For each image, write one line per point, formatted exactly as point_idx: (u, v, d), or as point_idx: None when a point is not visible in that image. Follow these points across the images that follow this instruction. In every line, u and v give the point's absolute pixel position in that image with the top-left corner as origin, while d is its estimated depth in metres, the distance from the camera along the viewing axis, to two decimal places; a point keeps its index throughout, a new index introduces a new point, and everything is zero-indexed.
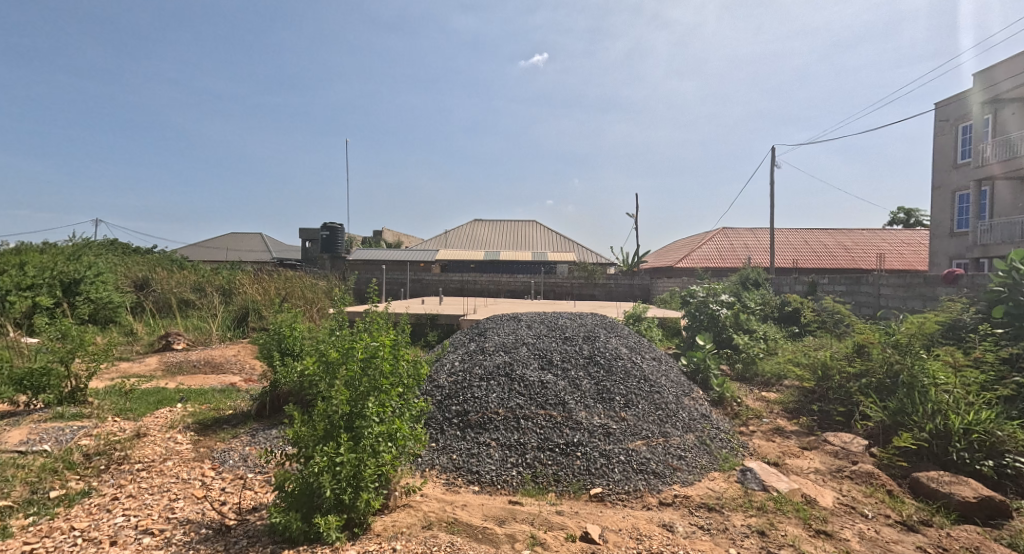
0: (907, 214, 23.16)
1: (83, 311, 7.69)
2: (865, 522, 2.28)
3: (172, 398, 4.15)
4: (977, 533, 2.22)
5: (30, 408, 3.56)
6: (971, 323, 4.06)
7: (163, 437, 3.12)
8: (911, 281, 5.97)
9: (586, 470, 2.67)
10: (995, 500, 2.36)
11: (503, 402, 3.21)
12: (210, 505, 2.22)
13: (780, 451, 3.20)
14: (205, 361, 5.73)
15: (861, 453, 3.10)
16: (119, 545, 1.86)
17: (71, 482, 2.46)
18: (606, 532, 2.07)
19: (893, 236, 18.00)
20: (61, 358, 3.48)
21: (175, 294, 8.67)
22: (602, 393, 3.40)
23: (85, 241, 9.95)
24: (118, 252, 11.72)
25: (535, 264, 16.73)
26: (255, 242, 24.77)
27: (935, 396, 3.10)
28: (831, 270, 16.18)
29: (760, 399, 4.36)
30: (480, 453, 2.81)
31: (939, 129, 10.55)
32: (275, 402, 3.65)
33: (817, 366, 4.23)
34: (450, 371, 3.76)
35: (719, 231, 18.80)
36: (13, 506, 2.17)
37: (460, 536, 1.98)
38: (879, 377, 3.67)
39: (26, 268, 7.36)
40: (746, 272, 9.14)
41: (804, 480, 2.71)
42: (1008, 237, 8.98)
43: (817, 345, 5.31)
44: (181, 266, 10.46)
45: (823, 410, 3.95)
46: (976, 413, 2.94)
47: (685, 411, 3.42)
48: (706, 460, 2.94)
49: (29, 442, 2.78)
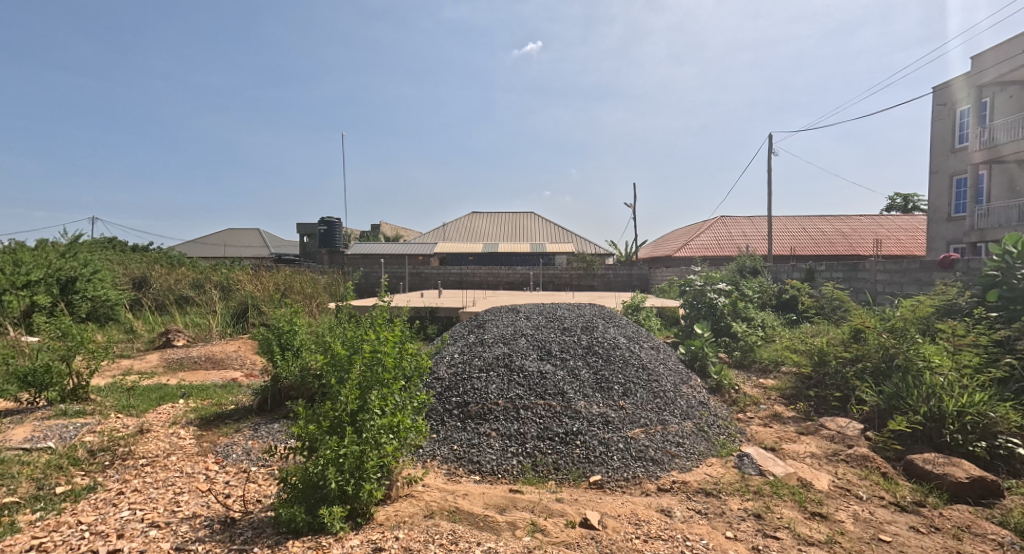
0: (904, 199, 23.13)
1: (81, 309, 7.68)
2: (859, 504, 2.32)
3: (174, 394, 4.18)
4: (969, 513, 2.27)
5: (32, 406, 3.58)
6: (966, 307, 4.10)
7: (166, 432, 3.15)
8: (908, 266, 6.01)
9: (586, 459, 2.70)
10: (987, 479, 2.40)
11: (503, 393, 3.24)
12: (215, 498, 2.25)
13: (776, 436, 3.24)
14: (205, 357, 5.75)
15: (856, 437, 3.15)
16: (127, 538, 1.89)
17: (77, 477, 2.49)
18: (605, 518, 2.11)
19: (892, 222, 18.04)
20: (63, 355, 3.50)
21: (174, 291, 8.67)
22: (601, 383, 3.43)
23: (80, 239, 9.89)
24: (115, 250, 11.65)
25: (534, 256, 16.74)
26: (253, 238, 24.69)
27: (929, 379, 3.15)
28: (829, 257, 16.22)
29: (758, 386, 4.40)
30: (481, 443, 2.85)
31: (937, 113, 10.49)
32: (276, 396, 3.68)
33: (813, 352, 4.25)
34: (450, 362, 3.79)
35: (717, 220, 18.81)
36: (19, 502, 2.20)
37: (461, 524, 2.02)
38: (875, 361, 3.71)
39: (22, 267, 7.32)
40: (743, 260, 9.17)
41: (801, 464, 2.76)
42: (1004, 222, 9.02)
43: (814, 331, 5.36)
44: (178, 263, 10.42)
45: (820, 395, 3.98)
46: (969, 396, 2.98)
47: (683, 398, 3.46)
48: (703, 446, 2.98)
49: (32, 440, 2.80)
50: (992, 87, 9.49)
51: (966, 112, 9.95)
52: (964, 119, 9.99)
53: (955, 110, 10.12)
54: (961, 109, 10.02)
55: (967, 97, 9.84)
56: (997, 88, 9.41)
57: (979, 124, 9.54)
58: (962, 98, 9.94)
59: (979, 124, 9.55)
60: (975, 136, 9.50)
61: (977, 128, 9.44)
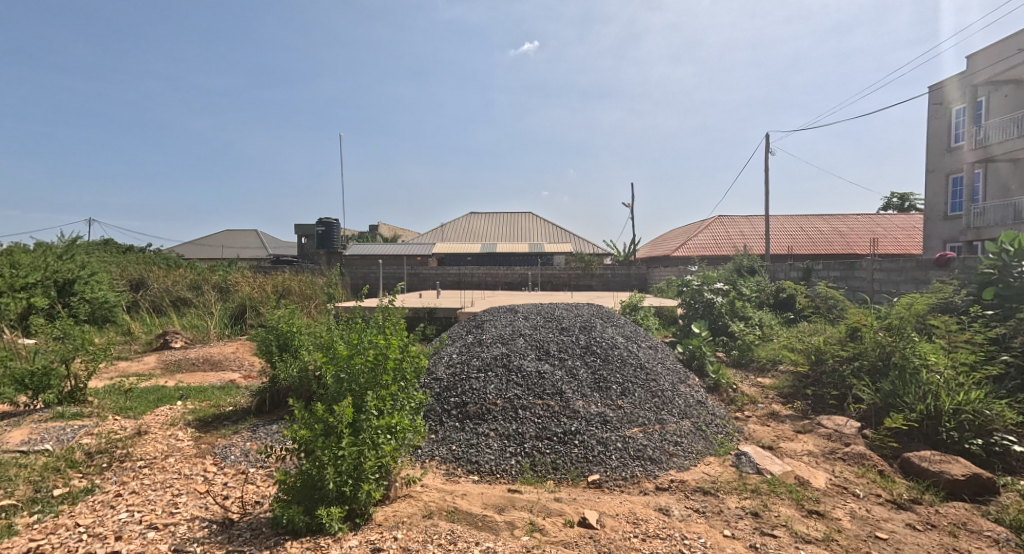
0: (901, 198, 23.18)
1: (79, 311, 7.68)
2: (856, 502, 2.33)
3: (172, 396, 4.17)
4: (965, 510, 2.28)
5: (30, 408, 3.58)
6: (962, 305, 4.11)
7: (164, 434, 3.15)
8: (903, 265, 6.04)
9: (584, 458, 2.71)
10: (983, 477, 2.42)
11: (501, 392, 3.25)
12: (213, 500, 2.25)
13: (774, 434, 3.25)
14: (204, 359, 5.74)
15: (854, 435, 3.16)
16: (125, 540, 1.89)
17: (74, 480, 2.48)
18: (604, 518, 2.11)
19: (887, 220, 18.13)
20: (61, 357, 3.50)
21: (171, 293, 8.65)
22: (600, 382, 3.44)
23: (76, 241, 9.86)
24: (112, 252, 11.63)
25: (532, 256, 16.75)
26: (251, 239, 24.64)
27: (925, 377, 3.16)
28: (827, 255, 16.27)
29: (756, 385, 4.42)
30: (479, 443, 2.85)
31: (932, 113, 10.56)
32: (274, 398, 3.68)
33: (810, 351, 4.26)
34: (449, 362, 3.80)
35: (715, 220, 18.87)
36: (17, 505, 2.19)
37: (460, 524, 2.02)
38: (872, 360, 3.72)
39: (19, 269, 7.31)
40: (740, 260, 9.20)
41: (799, 463, 2.77)
42: (1001, 220, 9.05)
43: (811, 330, 5.38)
44: (175, 264, 10.40)
45: (817, 393, 4.00)
46: (965, 393, 2.99)
47: (681, 398, 3.47)
48: (701, 445, 2.99)
49: (30, 442, 2.79)
50: (986, 87, 9.54)
51: (961, 111, 10.00)
52: (959, 119, 10.04)
53: (951, 110, 10.18)
54: (956, 108, 10.07)
55: (962, 96, 9.90)
56: (992, 88, 9.47)
57: (975, 123, 9.59)
58: (957, 97, 10.00)
59: (974, 124, 9.60)
60: (970, 135, 9.55)
61: (971, 128, 9.49)
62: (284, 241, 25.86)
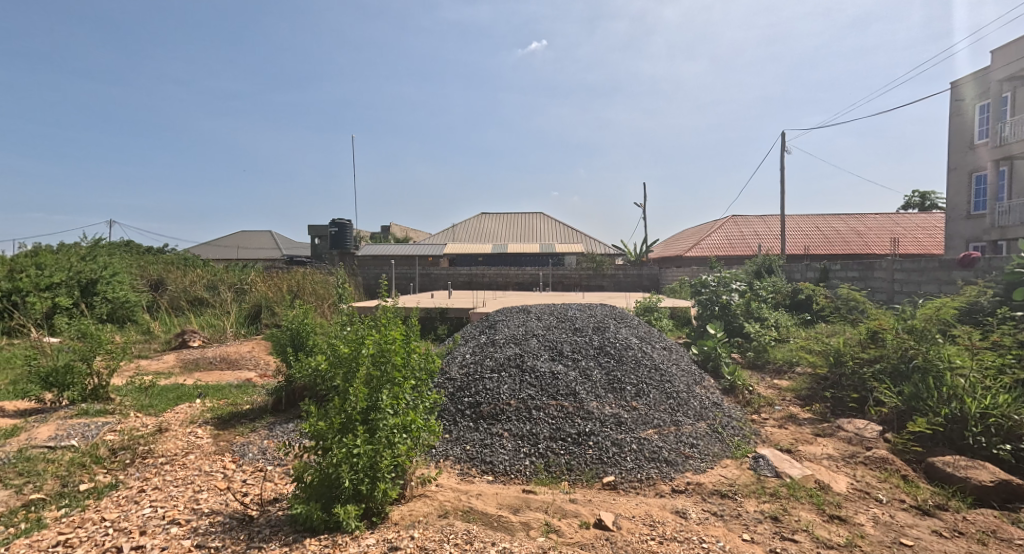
0: (922, 198, 22.62)
1: (101, 310, 7.86)
2: (879, 507, 2.28)
3: (191, 394, 4.24)
4: (993, 517, 2.22)
5: (55, 405, 3.66)
6: (989, 307, 4.02)
7: (183, 431, 3.20)
8: (926, 265, 5.89)
9: (599, 460, 2.69)
10: (1013, 484, 2.35)
11: (515, 393, 3.25)
12: (233, 496, 2.29)
13: (793, 438, 3.19)
14: (221, 357, 5.84)
15: (875, 438, 3.10)
16: (148, 535, 1.93)
17: (99, 475, 2.54)
18: (619, 519, 2.10)
19: (908, 220, 17.73)
20: (82, 356, 3.56)
21: (189, 292, 8.80)
22: (613, 384, 3.42)
23: (97, 242, 10.10)
24: (132, 252, 11.87)
25: (544, 256, 16.72)
26: (266, 240, 25.02)
27: (950, 381, 3.09)
28: (844, 256, 16.02)
29: (772, 387, 4.36)
30: (494, 443, 2.85)
31: (955, 108, 10.26)
32: (290, 396, 3.74)
33: (829, 352, 4.17)
34: (462, 362, 3.81)
35: (729, 219, 18.68)
36: (46, 498, 2.25)
37: (476, 524, 2.03)
38: (894, 362, 3.64)
39: (44, 270, 7.59)
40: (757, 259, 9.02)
41: (818, 466, 2.72)
42: None
43: (828, 332, 5.34)
44: (193, 264, 10.59)
45: (836, 396, 3.92)
46: (992, 397, 2.91)
47: (696, 399, 3.43)
48: (717, 448, 2.95)
49: (56, 438, 2.86)
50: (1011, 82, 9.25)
51: (985, 108, 9.72)
52: (983, 115, 9.76)
53: (974, 106, 9.91)
54: (980, 104, 9.78)
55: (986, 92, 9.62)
56: (1018, 83, 9.17)
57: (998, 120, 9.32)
58: (980, 94, 9.75)
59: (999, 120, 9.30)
60: (994, 132, 9.26)
61: (996, 125, 9.20)
62: (297, 242, 26.18)
